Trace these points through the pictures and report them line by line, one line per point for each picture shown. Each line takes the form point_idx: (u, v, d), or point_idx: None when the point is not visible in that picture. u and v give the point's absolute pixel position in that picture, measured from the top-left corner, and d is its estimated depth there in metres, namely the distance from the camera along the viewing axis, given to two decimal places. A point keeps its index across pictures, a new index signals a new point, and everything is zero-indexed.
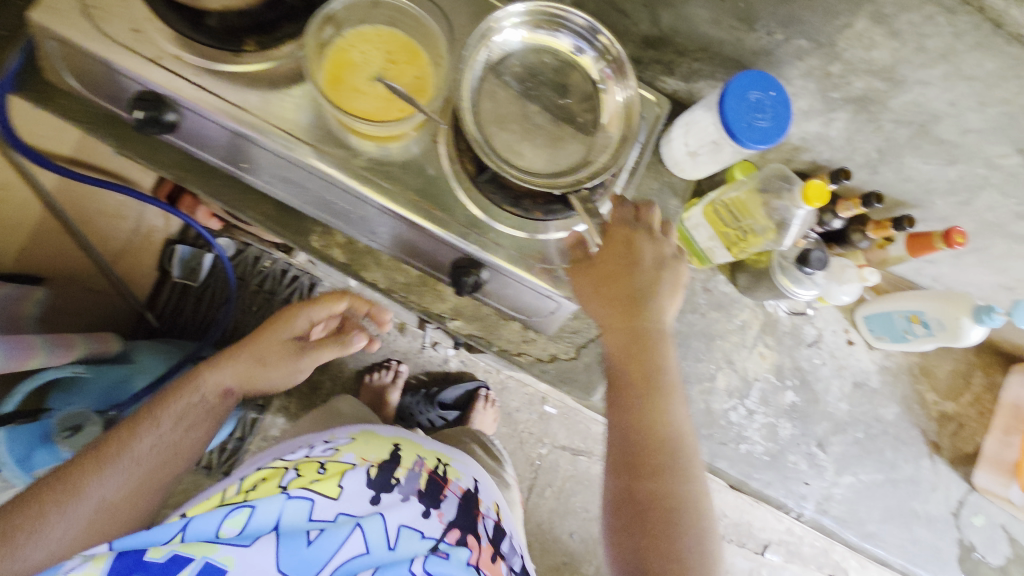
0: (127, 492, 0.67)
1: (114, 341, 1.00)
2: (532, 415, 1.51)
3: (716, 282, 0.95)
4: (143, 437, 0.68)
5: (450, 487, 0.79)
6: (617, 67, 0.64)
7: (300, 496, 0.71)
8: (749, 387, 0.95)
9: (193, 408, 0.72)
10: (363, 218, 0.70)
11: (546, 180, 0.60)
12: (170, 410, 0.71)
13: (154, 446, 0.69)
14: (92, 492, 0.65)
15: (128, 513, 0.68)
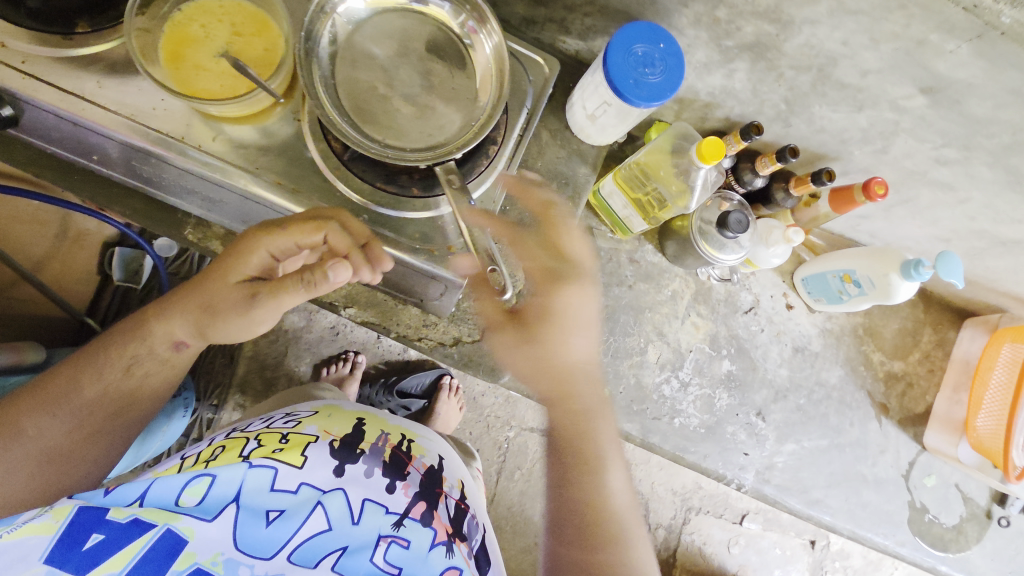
0: (49, 455, 0.62)
1: (31, 351, 0.97)
2: (497, 399, 1.45)
3: (643, 252, 0.92)
4: (64, 392, 0.62)
5: (414, 463, 0.67)
6: (478, 17, 0.60)
7: (263, 465, 0.59)
8: (683, 359, 0.92)
9: (117, 362, 0.63)
10: (233, 207, 0.67)
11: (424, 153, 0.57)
12: (93, 362, 0.63)
13: (78, 405, 0.63)
14: (11, 454, 0.60)
15: (73, 464, 0.64)
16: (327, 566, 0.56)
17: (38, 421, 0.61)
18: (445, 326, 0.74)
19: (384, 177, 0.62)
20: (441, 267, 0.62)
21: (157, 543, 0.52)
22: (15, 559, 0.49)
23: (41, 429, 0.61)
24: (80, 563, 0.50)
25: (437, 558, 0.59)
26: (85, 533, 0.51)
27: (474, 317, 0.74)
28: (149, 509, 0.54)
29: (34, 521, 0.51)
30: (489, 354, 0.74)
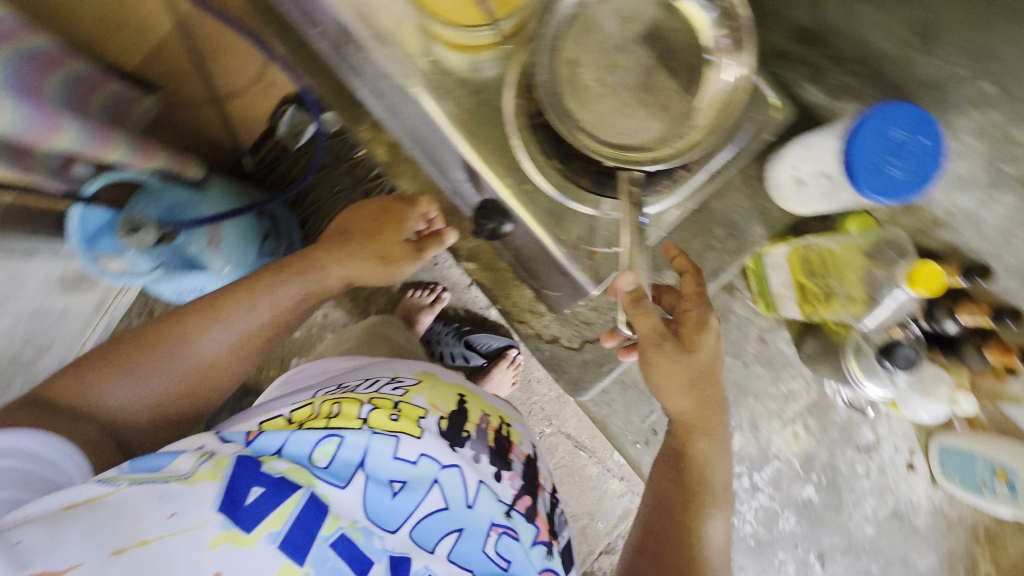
0: (206, 369, 0.63)
1: (193, 168, 1.07)
2: (550, 393, 1.35)
3: (777, 337, 0.82)
4: (236, 314, 0.63)
5: (514, 452, 0.63)
6: (735, 39, 0.53)
7: (384, 433, 0.55)
8: (765, 463, 0.85)
9: (294, 300, 0.65)
10: (409, 123, 0.65)
11: (610, 149, 0.54)
12: (269, 294, 0.64)
13: (245, 329, 0.64)
14: (177, 363, 0.61)
15: (221, 379, 0.65)
16: (444, 553, 0.53)
17: (211, 335, 0.62)
18: (549, 321, 0.71)
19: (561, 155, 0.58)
20: (577, 268, 0.61)
21: (305, 504, 0.50)
22: (191, 501, 0.47)
23: (212, 346, 0.62)
24: (242, 519, 0.48)
25: (538, 558, 0.56)
26: (245, 486, 0.49)
27: (581, 326, 0.70)
28: (293, 468, 0.52)
29: (202, 468, 0.50)
30: (576, 367, 0.72)
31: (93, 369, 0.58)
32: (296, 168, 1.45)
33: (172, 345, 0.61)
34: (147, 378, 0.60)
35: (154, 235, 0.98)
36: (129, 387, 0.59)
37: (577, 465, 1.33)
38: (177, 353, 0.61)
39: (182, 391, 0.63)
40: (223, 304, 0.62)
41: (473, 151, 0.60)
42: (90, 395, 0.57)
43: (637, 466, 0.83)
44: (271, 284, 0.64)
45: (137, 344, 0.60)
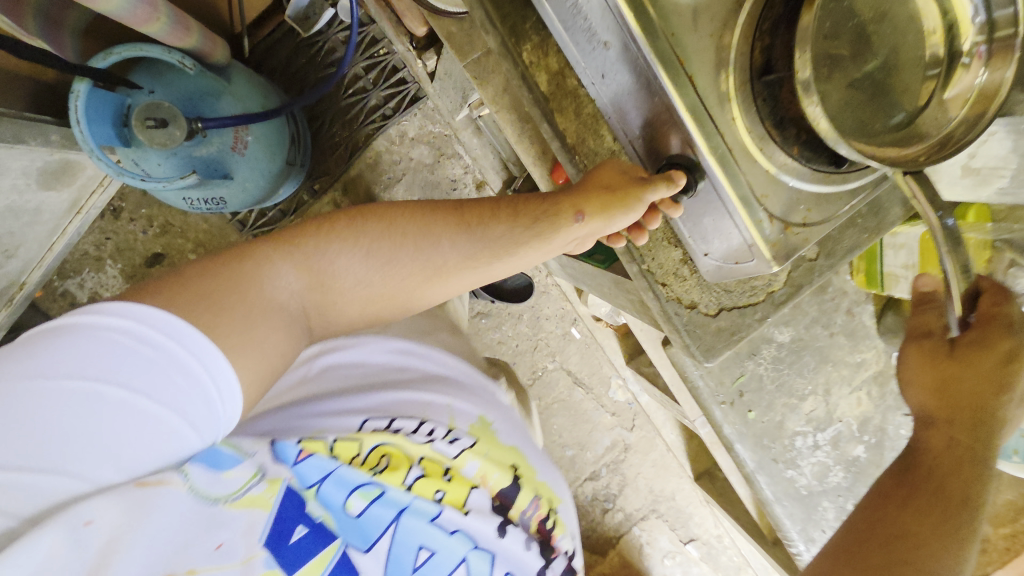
0: (426, 275, 0.58)
1: (222, 49, 0.89)
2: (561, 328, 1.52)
3: (863, 309, 0.85)
4: (470, 247, 0.59)
5: (557, 548, 0.63)
6: (1007, 46, 0.49)
7: (427, 496, 0.54)
8: (829, 424, 0.88)
9: (520, 248, 0.60)
10: (603, 53, 0.55)
11: (868, 147, 0.51)
12: (506, 234, 0.59)
13: (465, 267, 0.60)
14: (392, 275, 0.57)
15: (426, 289, 0.60)
16: None
17: (451, 249, 0.58)
18: (691, 286, 0.68)
19: (777, 121, 0.54)
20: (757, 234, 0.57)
21: (338, 559, 0.48)
22: (238, 530, 0.44)
23: (438, 268, 0.58)
24: (285, 558, 0.45)
25: None
26: (290, 522, 0.47)
27: (721, 293, 0.68)
28: (327, 516, 0.50)
29: (254, 492, 0.46)
30: (713, 335, 0.69)
31: (328, 241, 0.53)
32: (304, 60, 1.27)
33: (408, 257, 0.57)
34: (363, 278, 0.55)
35: (184, 131, 0.80)
36: (350, 271, 0.54)
37: (572, 399, 1.63)
38: (410, 259, 0.57)
39: (393, 288, 0.58)
40: (465, 232, 0.58)
41: (686, 101, 0.52)
42: (318, 263, 0.53)
43: (719, 425, 0.84)
44: (512, 222, 0.59)
45: (376, 240, 0.55)
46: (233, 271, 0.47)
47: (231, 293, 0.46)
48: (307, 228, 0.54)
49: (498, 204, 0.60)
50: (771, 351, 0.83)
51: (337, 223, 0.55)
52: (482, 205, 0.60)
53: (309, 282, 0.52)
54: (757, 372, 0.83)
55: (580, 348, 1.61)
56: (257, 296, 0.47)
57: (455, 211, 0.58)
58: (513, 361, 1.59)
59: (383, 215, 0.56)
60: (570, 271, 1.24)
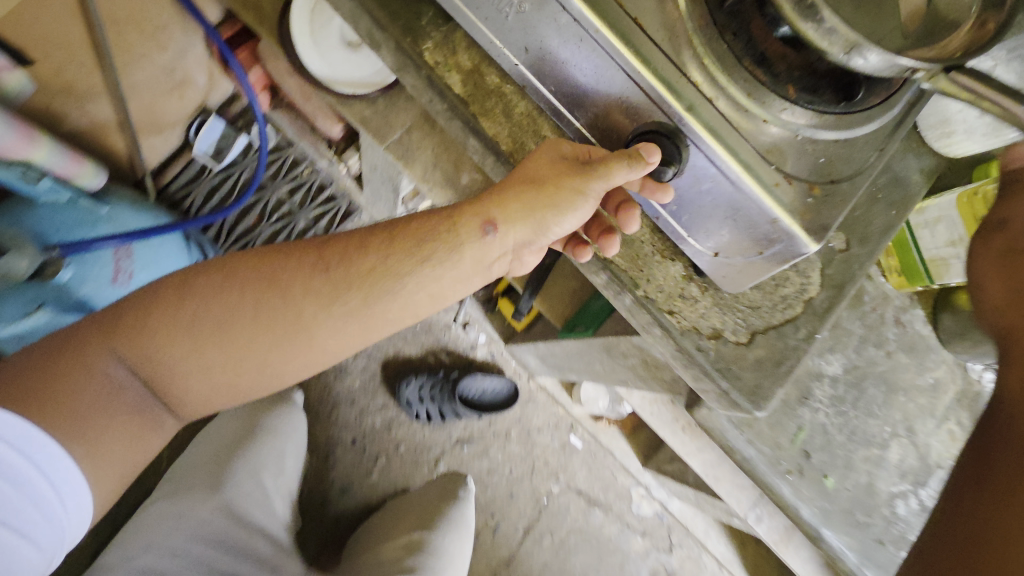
0: (285, 331, 0.52)
1: (89, 170, 0.80)
2: (553, 441, 1.36)
3: (913, 317, 0.68)
4: (324, 302, 0.52)
5: None
6: None
7: None
8: (930, 475, 0.66)
9: (400, 280, 0.51)
10: (518, 20, 0.42)
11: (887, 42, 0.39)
12: (373, 272, 0.51)
13: (325, 324, 0.52)
14: (235, 341, 0.52)
15: (297, 349, 0.53)
16: None
17: (304, 298, 0.52)
18: (706, 308, 0.50)
19: (756, 58, 0.42)
20: (780, 208, 0.41)
21: None
22: None
23: (296, 321, 0.52)
24: None
25: None
26: None
27: (748, 311, 0.51)
28: None
29: None
30: (755, 369, 0.50)
31: (154, 310, 0.51)
32: (220, 194, 1.18)
33: (250, 320, 0.51)
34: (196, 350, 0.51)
35: (29, 258, 0.70)
36: (186, 340, 0.51)
37: (592, 525, 1.36)
38: (255, 317, 0.52)
39: (247, 350, 0.52)
40: (319, 282, 0.52)
41: (634, 48, 0.40)
42: (149, 335, 0.51)
43: (793, 507, 0.62)
44: (384, 251, 0.51)
45: (209, 307, 0.51)
46: (69, 362, 0.50)
47: (61, 385, 0.49)
48: (142, 300, 0.52)
49: (373, 234, 0.52)
50: (827, 391, 0.64)
51: (172, 293, 0.52)
52: (348, 241, 0.52)
53: (136, 356, 0.51)
54: (818, 423, 0.63)
55: (585, 458, 1.37)
56: (89, 382, 0.50)
57: (308, 256, 0.52)
58: (511, 493, 1.33)
59: (230, 270, 0.52)
60: (552, 362, 1.06)
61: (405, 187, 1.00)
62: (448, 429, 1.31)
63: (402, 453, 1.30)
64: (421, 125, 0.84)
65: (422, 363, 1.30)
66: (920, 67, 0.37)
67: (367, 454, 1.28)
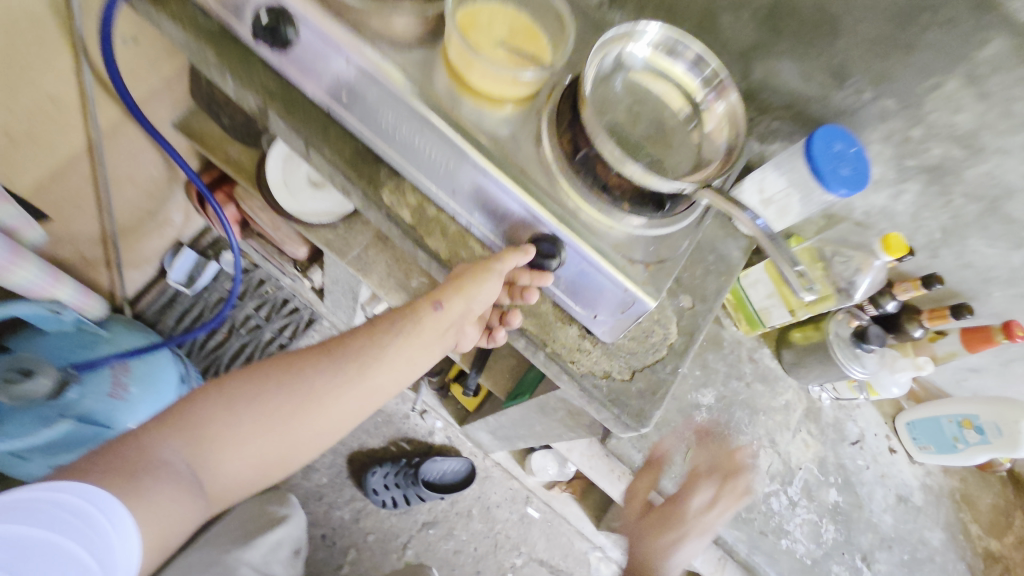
0: (311, 402, 0.62)
1: (95, 300, 1.07)
2: (513, 515, 1.46)
3: (761, 354, 0.92)
4: (336, 374, 0.63)
5: None
6: (722, 90, 0.66)
7: None
8: (792, 475, 0.86)
9: (393, 349, 0.65)
10: (449, 172, 0.65)
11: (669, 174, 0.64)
12: (371, 346, 0.65)
13: (340, 393, 0.63)
14: (268, 417, 0.60)
15: (320, 419, 0.63)
16: None
17: (325, 373, 0.63)
18: (597, 357, 0.71)
19: (601, 184, 0.63)
20: (628, 280, 0.62)
21: None
22: None
23: (317, 392, 0.62)
24: None
25: None
26: None
27: (627, 356, 0.72)
28: None
29: None
30: (637, 397, 0.70)
31: (200, 405, 0.59)
32: (192, 316, 1.33)
33: (279, 399, 0.61)
34: (241, 419, 0.59)
35: (52, 376, 0.89)
36: (231, 422, 0.59)
37: None
38: (284, 395, 0.62)
39: (282, 422, 0.61)
40: (329, 355, 0.64)
41: (523, 188, 0.62)
42: (196, 424, 0.57)
43: None
44: (376, 332, 0.66)
45: (243, 387, 0.61)
46: (128, 452, 0.54)
47: (122, 468, 0.53)
48: (184, 400, 0.59)
49: (360, 327, 0.67)
50: (705, 416, 0.84)
51: (213, 390, 0.60)
52: (348, 332, 0.66)
53: (185, 443, 0.56)
54: (703, 441, 0.83)
55: (543, 528, 1.48)
56: (146, 462, 0.53)
57: (320, 346, 0.65)
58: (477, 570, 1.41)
59: (259, 368, 0.63)
60: (502, 434, 1.22)
61: (363, 294, 1.19)
62: (413, 515, 1.40)
63: (371, 543, 1.36)
64: (375, 243, 1.05)
65: (384, 454, 1.42)
66: (696, 187, 0.62)
67: (336, 549, 1.34)
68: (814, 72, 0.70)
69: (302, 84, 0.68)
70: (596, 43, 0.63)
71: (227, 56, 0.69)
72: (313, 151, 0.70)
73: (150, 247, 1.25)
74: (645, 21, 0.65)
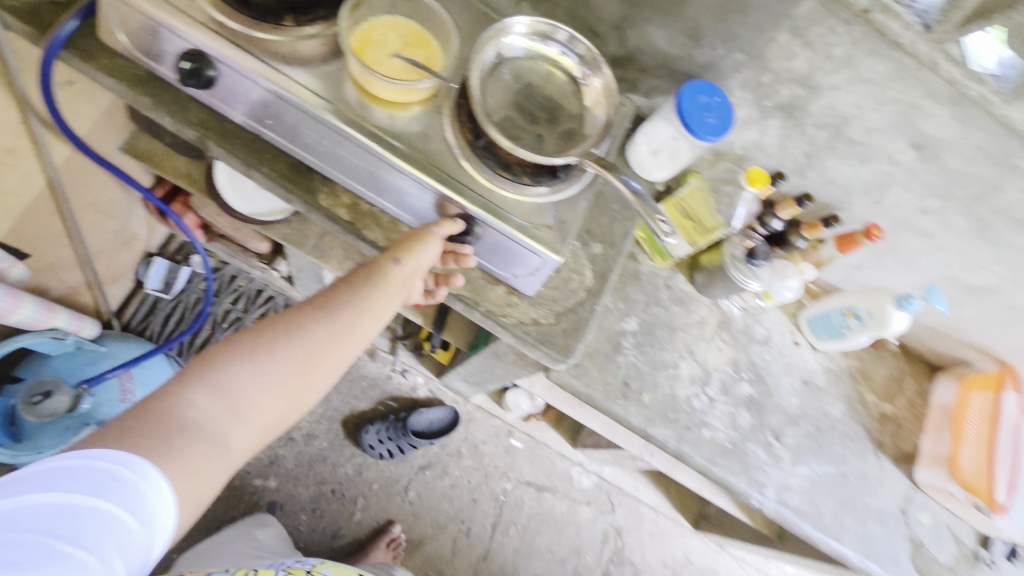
0: (312, 356, 0.66)
1: (90, 323, 1.18)
2: (498, 448, 1.65)
3: (676, 280, 1.06)
4: (329, 328, 0.67)
5: None
6: (594, 66, 0.79)
7: None
8: (710, 377, 1.03)
9: (375, 301, 0.70)
10: (371, 172, 0.76)
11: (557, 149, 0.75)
12: (356, 301, 0.69)
13: (334, 345, 0.67)
14: (277, 373, 0.64)
15: (320, 370, 0.67)
16: None
17: (320, 327, 0.67)
18: (524, 307, 0.84)
19: (501, 164, 0.74)
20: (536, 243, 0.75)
21: None
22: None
23: (316, 345, 0.66)
24: None
25: None
26: None
27: (550, 303, 0.85)
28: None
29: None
30: (561, 335, 0.84)
31: (214, 367, 0.62)
32: (175, 319, 1.43)
33: (283, 355, 0.64)
34: (253, 377, 0.62)
35: (66, 393, 1.05)
36: (244, 379, 0.62)
37: (547, 508, 1.66)
38: (288, 351, 0.65)
39: (289, 376, 0.65)
40: (316, 313, 0.67)
41: (437, 178, 0.73)
42: (214, 384, 0.61)
43: (627, 419, 0.96)
44: (357, 286, 0.69)
45: (251, 347, 0.64)
46: (156, 415, 0.57)
47: (154, 431, 0.57)
48: (195, 365, 0.62)
49: (342, 283, 0.70)
50: (629, 340, 0.99)
51: (220, 352, 0.63)
52: (332, 289, 0.70)
53: (208, 403, 0.60)
54: (630, 362, 0.98)
55: (527, 455, 1.67)
56: (176, 423, 0.58)
57: (311, 303, 0.68)
58: (474, 499, 1.60)
59: (257, 328, 0.66)
60: (474, 380, 1.38)
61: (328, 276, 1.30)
62: (409, 461, 1.57)
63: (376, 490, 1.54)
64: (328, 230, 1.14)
65: (375, 412, 1.58)
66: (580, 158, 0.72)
67: (347, 499, 1.52)
68: (675, 35, 0.81)
69: (230, 113, 0.77)
70: (480, 40, 0.74)
71: (157, 94, 0.77)
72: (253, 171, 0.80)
73: (122, 262, 1.33)
74: (518, 16, 0.77)
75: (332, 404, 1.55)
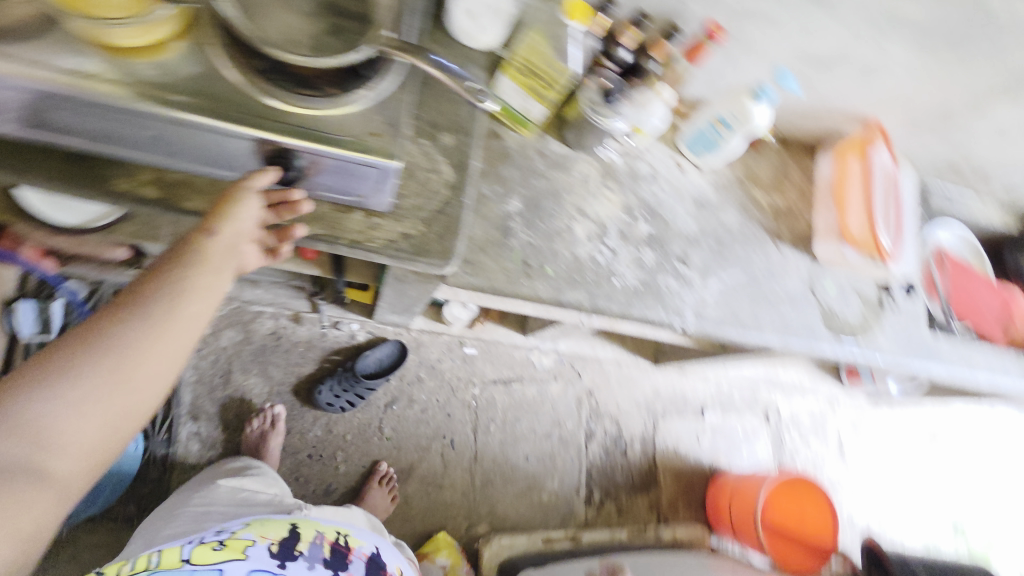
0: (120, 363, 0.60)
1: None
2: (455, 361, 1.68)
3: (548, 145, 1.03)
4: (135, 329, 0.61)
5: (354, 553, 1.06)
6: None
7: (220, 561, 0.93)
8: (606, 229, 1.03)
9: (186, 286, 0.65)
10: (157, 136, 0.67)
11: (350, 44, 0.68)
12: (161, 293, 0.63)
13: (146, 346, 0.61)
14: (84, 392, 0.58)
15: (137, 376, 0.61)
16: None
17: (122, 332, 0.61)
18: (388, 226, 0.80)
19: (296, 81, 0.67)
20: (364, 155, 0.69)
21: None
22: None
23: (124, 352, 0.60)
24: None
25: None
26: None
27: (415, 212, 0.81)
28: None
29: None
30: (435, 239, 0.81)
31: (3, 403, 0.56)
32: None
33: (85, 372, 0.59)
34: (53, 403, 0.57)
35: None
36: (45, 408, 0.57)
37: (517, 396, 1.73)
38: (90, 365, 0.59)
39: (98, 392, 0.59)
40: (119, 317, 0.62)
41: (229, 119, 0.65)
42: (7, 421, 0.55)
43: (536, 295, 0.96)
44: (161, 277, 0.64)
45: (44, 373, 0.58)
46: None
47: None
48: None
49: (146, 277, 0.65)
50: (516, 221, 0.97)
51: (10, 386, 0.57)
52: (134, 288, 0.64)
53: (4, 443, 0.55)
54: (523, 241, 0.97)
55: (485, 357, 1.72)
56: None
57: (112, 308, 0.62)
58: (447, 413, 1.66)
59: (52, 350, 0.60)
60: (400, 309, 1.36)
61: None
62: (373, 403, 1.59)
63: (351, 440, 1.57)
64: None
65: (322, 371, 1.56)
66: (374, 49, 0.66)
67: (326, 457, 1.55)
68: None
69: None
70: None
71: None
72: (35, 182, 0.71)
73: None
74: None
75: (276, 379, 1.53)
